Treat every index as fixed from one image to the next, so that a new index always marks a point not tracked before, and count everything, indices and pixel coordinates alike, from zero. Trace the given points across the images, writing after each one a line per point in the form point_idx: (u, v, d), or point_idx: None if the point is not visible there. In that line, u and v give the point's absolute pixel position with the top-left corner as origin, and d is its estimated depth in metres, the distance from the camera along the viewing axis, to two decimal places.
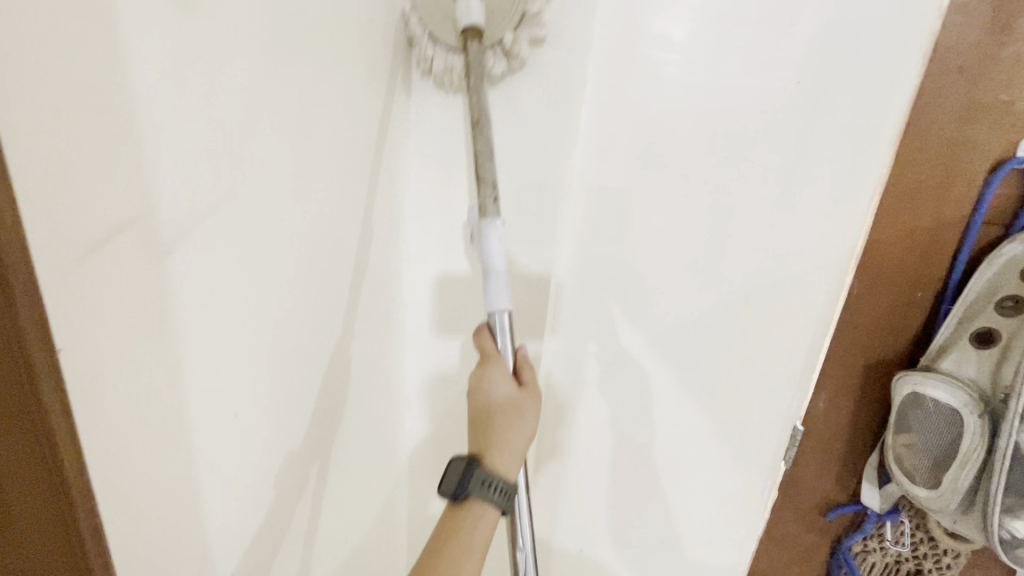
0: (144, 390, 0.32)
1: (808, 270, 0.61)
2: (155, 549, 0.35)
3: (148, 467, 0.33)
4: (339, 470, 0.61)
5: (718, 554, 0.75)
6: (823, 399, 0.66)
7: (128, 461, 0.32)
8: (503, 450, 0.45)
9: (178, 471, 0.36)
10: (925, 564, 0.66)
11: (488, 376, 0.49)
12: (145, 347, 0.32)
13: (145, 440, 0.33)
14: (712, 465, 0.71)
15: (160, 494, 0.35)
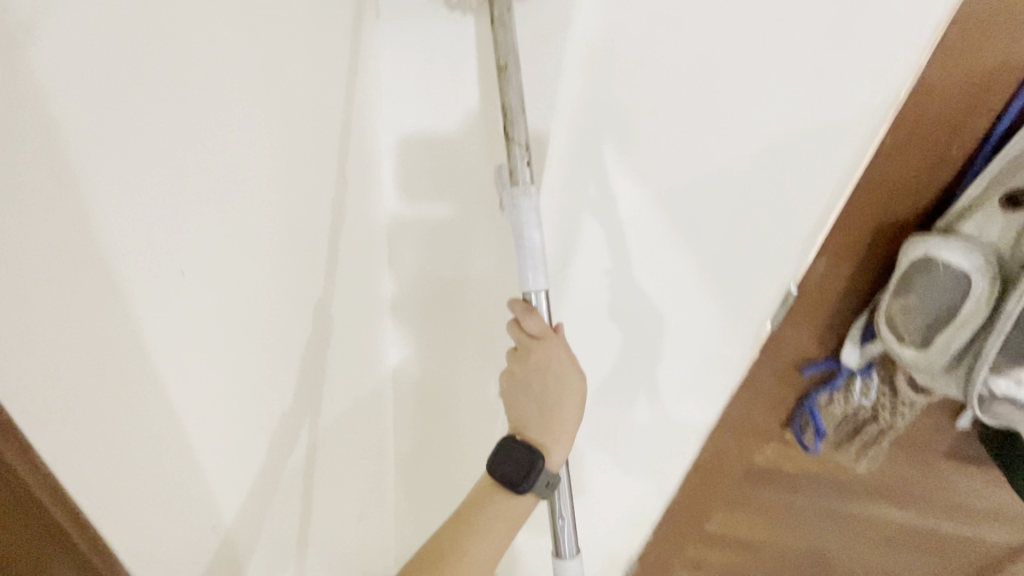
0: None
1: (842, 119, 0.53)
2: (77, 412, 0.31)
3: (51, 319, 0.30)
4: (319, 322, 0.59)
5: (693, 401, 0.80)
6: (824, 261, 0.64)
7: (27, 310, 0.28)
8: (558, 440, 0.53)
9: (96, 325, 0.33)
10: (881, 414, 0.72)
11: (549, 360, 0.53)
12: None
13: (40, 288, 0.28)
14: (699, 324, 0.71)
15: (78, 351, 0.31)
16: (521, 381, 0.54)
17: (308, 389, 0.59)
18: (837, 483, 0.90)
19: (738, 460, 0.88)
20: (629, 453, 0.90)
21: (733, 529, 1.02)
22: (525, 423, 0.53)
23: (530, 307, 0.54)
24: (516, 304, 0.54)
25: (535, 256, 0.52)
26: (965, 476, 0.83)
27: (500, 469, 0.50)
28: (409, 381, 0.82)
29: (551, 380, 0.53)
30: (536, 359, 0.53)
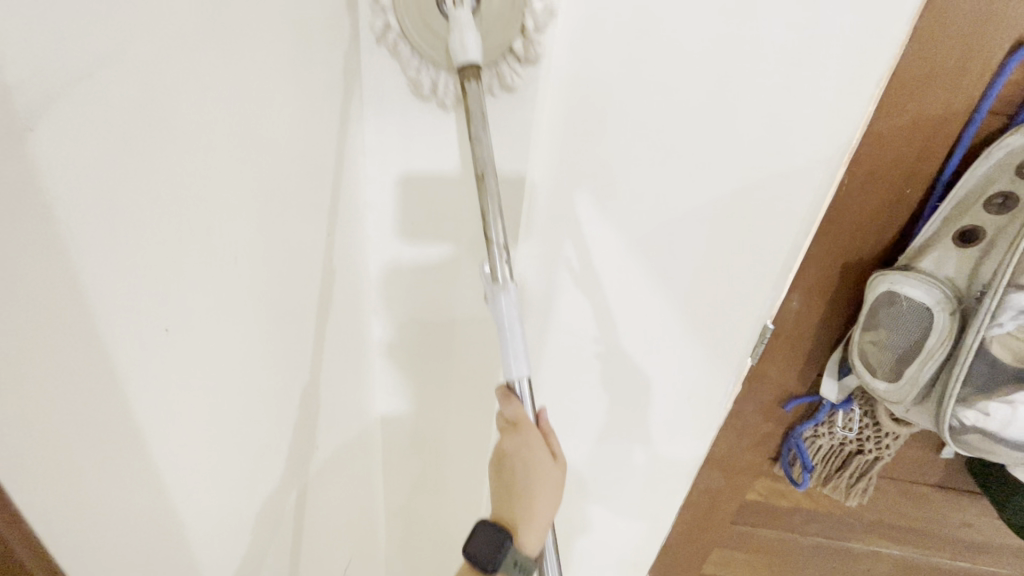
0: (44, 321, 0.27)
1: (800, 165, 0.57)
2: (99, 495, 0.31)
3: (62, 407, 0.28)
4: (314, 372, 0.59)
5: (682, 438, 0.80)
6: (797, 298, 0.66)
7: (33, 407, 0.26)
8: (532, 526, 0.51)
9: (112, 409, 0.31)
10: (866, 445, 0.73)
11: (523, 447, 0.52)
12: (32, 270, 0.26)
13: (48, 378, 0.27)
14: (682, 361, 0.72)
15: (91, 440, 0.30)
16: (499, 457, 0.54)
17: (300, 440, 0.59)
18: (832, 518, 0.89)
19: (732, 497, 0.88)
20: (621, 493, 0.89)
21: (732, 570, 1.00)
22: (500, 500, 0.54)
23: (509, 394, 0.53)
24: (498, 388, 0.54)
25: (517, 347, 0.51)
26: (956, 506, 0.83)
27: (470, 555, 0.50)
28: (399, 427, 0.82)
29: (524, 463, 0.52)
30: (512, 443, 0.53)
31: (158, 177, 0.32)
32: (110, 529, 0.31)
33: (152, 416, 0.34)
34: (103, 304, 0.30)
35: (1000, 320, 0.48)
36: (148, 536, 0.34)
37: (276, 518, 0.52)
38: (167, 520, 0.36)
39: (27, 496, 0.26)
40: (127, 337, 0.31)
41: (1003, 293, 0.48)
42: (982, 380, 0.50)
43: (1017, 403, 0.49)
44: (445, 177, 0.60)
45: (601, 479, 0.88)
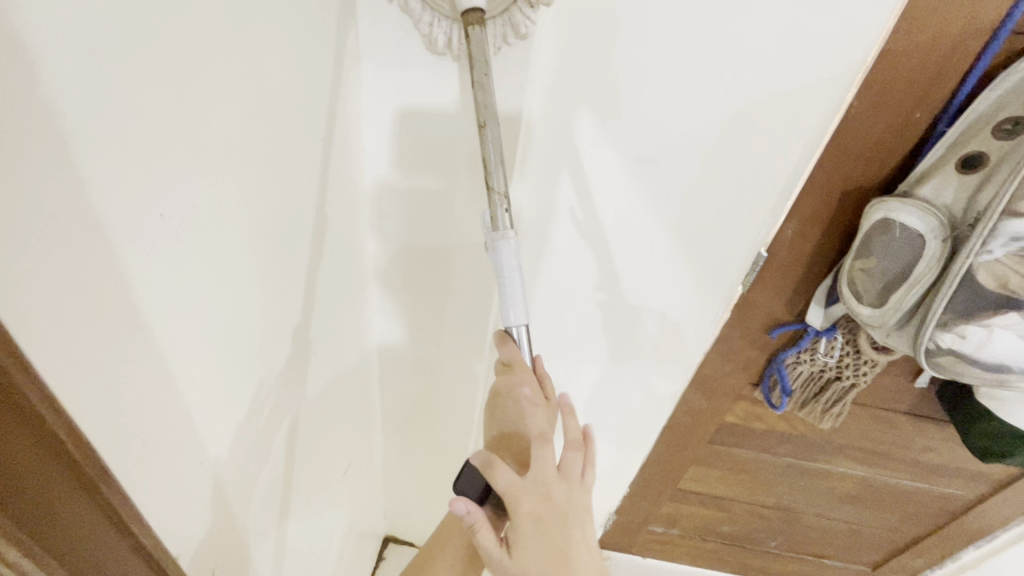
0: (75, 228, 0.25)
1: (810, 85, 0.55)
2: (146, 392, 0.31)
3: (110, 307, 0.28)
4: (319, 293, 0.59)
5: (669, 361, 0.83)
6: (793, 226, 0.66)
7: (83, 305, 0.26)
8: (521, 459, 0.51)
9: (154, 307, 0.31)
10: (845, 371, 0.76)
11: (514, 387, 0.53)
12: (46, 165, 0.24)
13: (95, 274, 0.27)
14: (676, 286, 0.73)
15: (138, 337, 0.30)
16: (492, 400, 0.55)
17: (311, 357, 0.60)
18: (804, 440, 0.94)
19: (711, 419, 0.93)
20: (607, 413, 0.94)
21: (707, 485, 1.07)
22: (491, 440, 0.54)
23: (506, 337, 0.54)
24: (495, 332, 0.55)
25: (514, 295, 0.51)
26: (922, 432, 0.88)
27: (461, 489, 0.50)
28: (394, 348, 0.84)
29: (515, 405, 0.53)
30: (505, 384, 0.53)
31: (172, 69, 0.30)
32: (147, 431, 0.32)
33: (177, 321, 0.33)
34: (133, 210, 0.29)
35: (990, 247, 0.49)
36: (178, 440, 0.35)
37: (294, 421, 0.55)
38: (193, 428, 0.36)
39: (87, 387, 0.27)
40: (166, 235, 0.31)
41: (996, 221, 0.48)
42: (963, 306, 0.51)
43: (994, 327, 0.51)
44: (449, 90, 0.57)
45: (590, 401, 0.92)
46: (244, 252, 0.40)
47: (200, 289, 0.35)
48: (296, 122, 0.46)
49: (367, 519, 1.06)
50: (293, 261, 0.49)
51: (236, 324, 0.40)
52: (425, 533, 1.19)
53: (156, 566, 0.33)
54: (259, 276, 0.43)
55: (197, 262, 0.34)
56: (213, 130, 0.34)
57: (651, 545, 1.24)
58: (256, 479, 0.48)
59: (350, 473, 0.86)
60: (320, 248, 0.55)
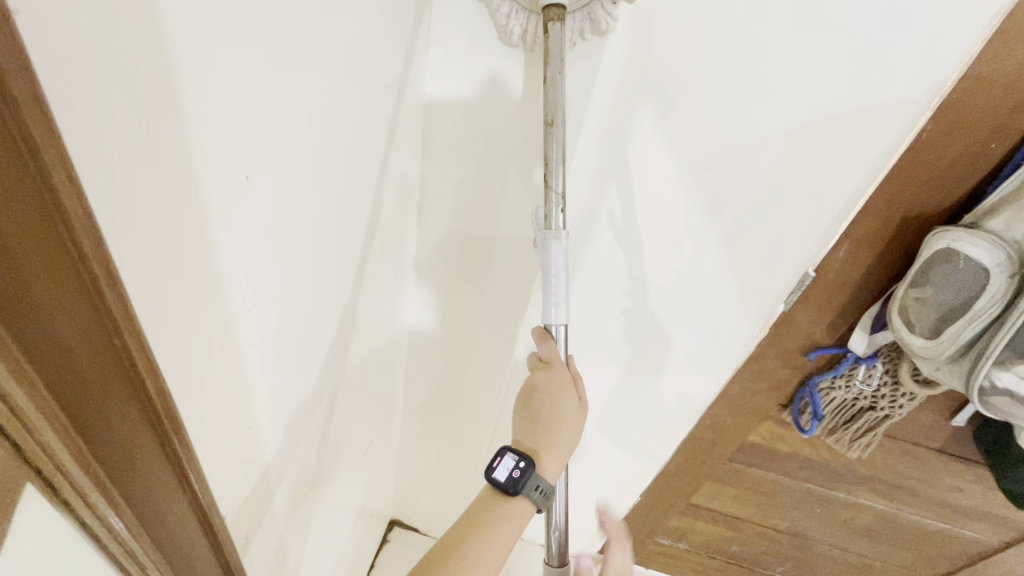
0: (166, 183, 0.26)
1: (882, 107, 0.54)
2: (212, 351, 0.32)
3: (193, 263, 0.29)
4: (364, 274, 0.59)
5: (698, 374, 0.82)
6: (845, 248, 0.64)
7: (168, 258, 0.27)
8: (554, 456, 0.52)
9: (230, 268, 0.32)
10: (880, 402, 0.75)
11: (552, 383, 0.53)
12: (150, 120, 0.24)
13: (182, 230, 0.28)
14: (716, 299, 0.72)
15: (210, 296, 0.31)
16: (526, 396, 0.54)
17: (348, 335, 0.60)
18: (828, 467, 0.92)
19: (734, 437, 0.91)
20: (628, 421, 0.93)
21: (720, 503, 1.06)
22: (523, 433, 0.53)
23: (546, 334, 0.54)
24: (533, 329, 0.55)
25: (559, 293, 0.51)
26: (953, 472, 0.86)
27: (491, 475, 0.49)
28: (426, 335, 0.84)
29: (552, 401, 0.52)
30: (541, 380, 0.53)
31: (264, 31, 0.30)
32: (209, 385, 0.33)
33: (245, 281, 0.34)
34: (220, 170, 0.29)
35: None
36: (234, 397, 0.36)
37: (332, 395, 0.56)
38: (249, 389, 0.37)
39: (165, 334, 0.28)
40: (244, 200, 0.32)
41: None
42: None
43: None
44: (513, 82, 0.57)
45: (613, 407, 0.91)
46: (310, 221, 0.40)
47: (268, 251, 0.36)
48: (369, 100, 0.47)
49: (378, 501, 1.06)
50: (349, 237, 0.49)
51: (294, 292, 0.41)
52: (432, 520, 1.20)
53: (200, 509, 0.34)
54: (321, 249, 0.43)
55: (268, 225, 0.35)
56: (295, 97, 0.35)
57: (656, 557, 1.23)
58: (296, 447, 0.49)
59: (369, 452, 0.87)
60: (375, 227, 0.55)
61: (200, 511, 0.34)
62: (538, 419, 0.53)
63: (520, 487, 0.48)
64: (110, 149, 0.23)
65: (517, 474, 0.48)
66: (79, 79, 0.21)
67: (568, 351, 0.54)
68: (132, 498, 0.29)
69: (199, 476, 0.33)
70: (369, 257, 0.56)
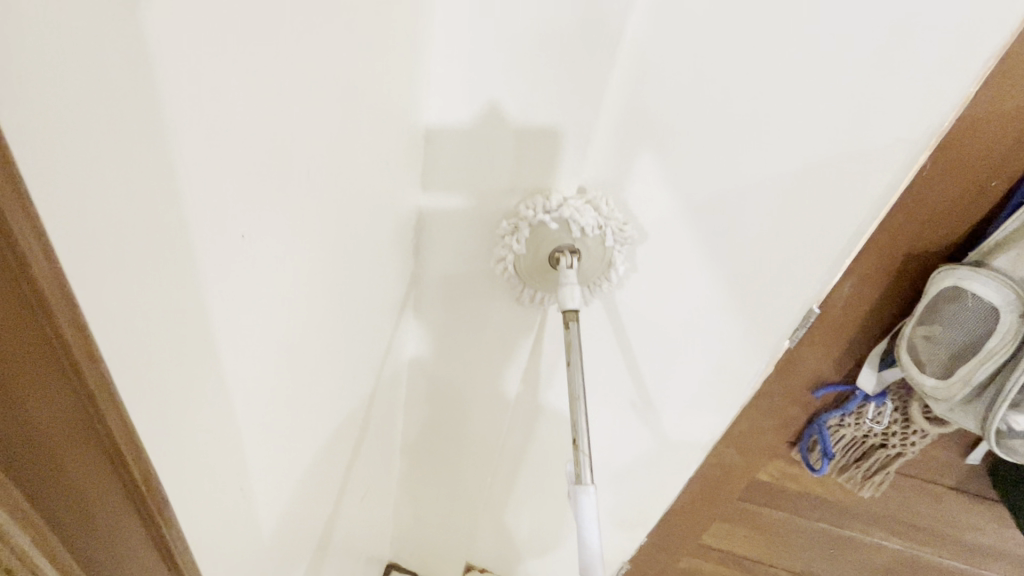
0: (141, 243, 0.26)
1: (881, 148, 0.54)
2: (174, 404, 0.31)
3: (162, 317, 0.28)
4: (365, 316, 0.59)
5: (704, 413, 0.80)
6: (850, 285, 0.64)
7: (137, 317, 0.27)
8: None
9: (196, 324, 0.31)
10: (891, 440, 0.73)
11: None
12: (132, 182, 0.24)
13: (157, 284, 0.27)
14: (720, 338, 0.71)
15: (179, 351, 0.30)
16: None
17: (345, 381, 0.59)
18: (840, 506, 0.90)
19: (742, 475, 0.89)
20: (632, 460, 0.90)
21: (730, 544, 1.03)
22: None
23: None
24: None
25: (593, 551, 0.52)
26: (969, 511, 0.83)
27: None
28: (425, 373, 0.83)
29: None
30: None
31: (259, 83, 0.30)
32: (176, 427, 0.32)
33: (225, 322, 0.33)
34: (204, 224, 0.29)
35: None
36: (206, 438, 0.35)
37: (320, 437, 0.55)
38: (220, 429, 0.36)
39: (130, 391, 0.28)
40: (219, 254, 0.31)
41: None
42: None
43: None
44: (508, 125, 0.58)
45: (618, 449, 0.88)
46: (295, 262, 0.40)
47: (251, 294, 0.35)
48: (362, 144, 0.47)
49: (375, 544, 1.03)
50: (342, 280, 0.49)
51: (275, 332, 0.40)
52: (432, 563, 1.16)
53: (170, 564, 0.34)
54: (301, 290, 0.42)
55: (251, 267, 0.34)
56: (287, 144, 0.35)
57: None
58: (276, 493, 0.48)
59: (366, 495, 0.85)
60: (364, 267, 0.55)
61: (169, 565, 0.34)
62: None
63: None
64: (89, 197, 0.23)
65: None
66: (61, 129, 0.21)
67: None
68: (82, 549, 0.29)
69: (171, 530, 0.32)
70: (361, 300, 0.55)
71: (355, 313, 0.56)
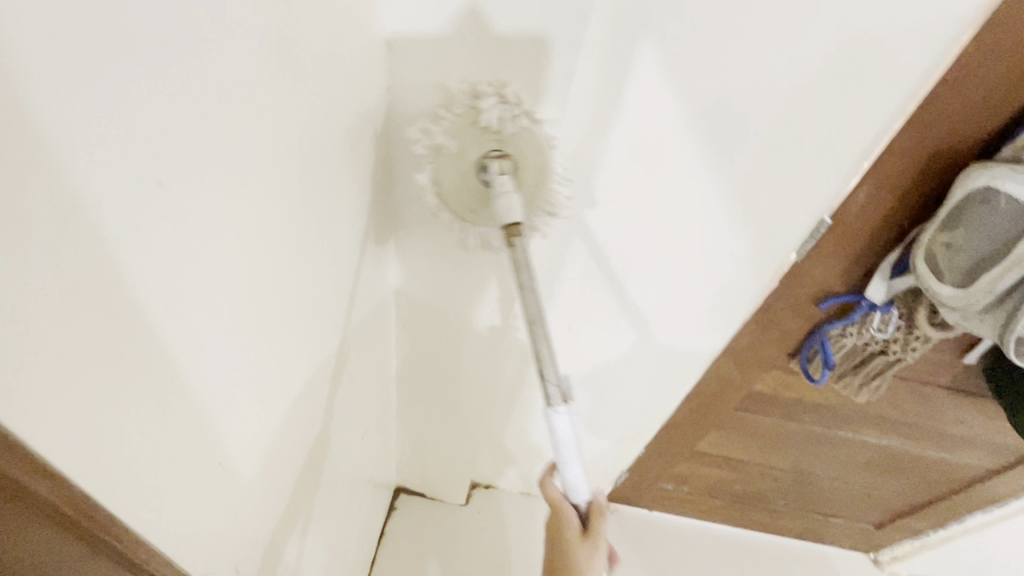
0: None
1: (916, 28, 0.47)
2: (96, 371, 0.27)
3: (49, 274, 0.24)
4: (337, 254, 0.54)
5: (702, 329, 0.79)
6: (866, 191, 0.59)
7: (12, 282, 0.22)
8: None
9: (102, 277, 0.27)
10: (892, 346, 0.72)
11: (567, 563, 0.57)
12: None
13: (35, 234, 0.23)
14: (722, 254, 0.68)
15: (85, 311, 0.26)
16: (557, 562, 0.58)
17: (325, 328, 0.54)
18: (833, 410, 0.92)
19: (739, 387, 0.89)
20: (628, 379, 0.90)
21: (723, 449, 1.06)
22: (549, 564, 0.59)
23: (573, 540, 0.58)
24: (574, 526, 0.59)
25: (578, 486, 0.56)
26: (958, 407, 0.85)
27: None
28: (414, 307, 0.79)
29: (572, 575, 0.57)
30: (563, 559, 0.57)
31: None
32: (105, 403, 0.28)
33: (135, 276, 0.28)
34: (79, 151, 0.24)
35: None
36: (151, 407, 0.32)
37: (303, 388, 0.52)
38: (167, 397, 0.33)
39: (30, 374, 0.24)
40: (114, 191, 0.26)
41: None
42: None
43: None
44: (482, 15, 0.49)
45: (614, 368, 0.88)
46: (226, 201, 0.34)
47: (160, 242, 0.29)
48: (297, 55, 0.39)
49: (381, 471, 1.05)
50: (294, 220, 0.43)
51: (216, 283, 0.35)
52: (437, 484, 1.20)
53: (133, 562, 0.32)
54: (244, 233, 0.37)
55: (147, 210, 0.28)
56: (174, 50, 0.27)
57: (659, 500, 1.26)
58: (267, 452, 0.46)
59: (367, 432, 0.85)
60: (327, 205, 0.48)
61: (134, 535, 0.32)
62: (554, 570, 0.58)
63: None
64: None
65: None
66: None
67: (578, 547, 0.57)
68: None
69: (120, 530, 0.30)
70: (325, 239, 0.50)
71: (323, 255, 0.50)
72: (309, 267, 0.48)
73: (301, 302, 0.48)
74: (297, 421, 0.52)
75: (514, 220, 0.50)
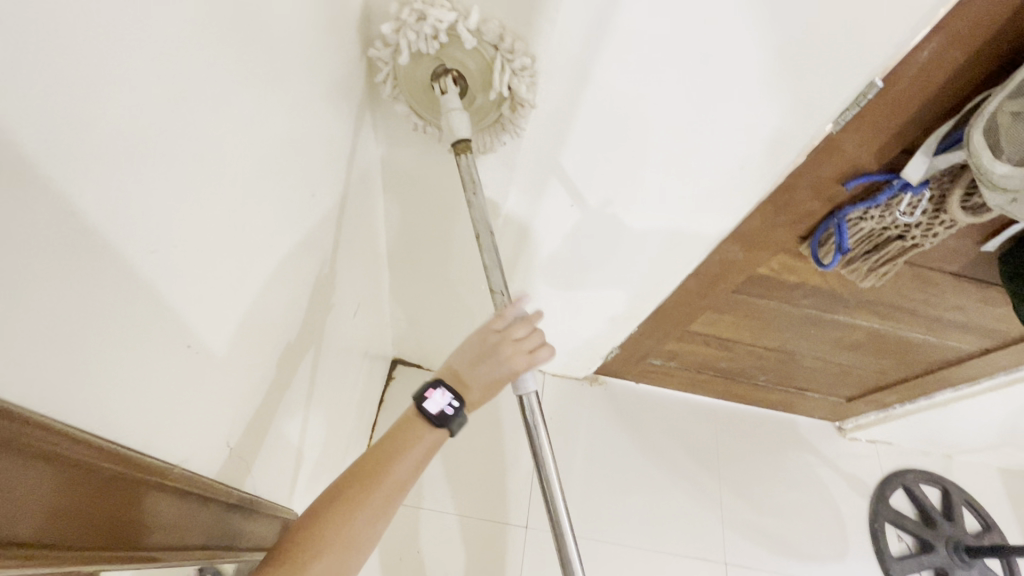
0: None
1: None
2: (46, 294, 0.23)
3: None
4: (310, 116, 0.46)
5: (712, 208, 0.74)
6: (928, 51, 0.50)
7: None
8: (497, 365, 0.51)
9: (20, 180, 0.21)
10: (913, 233, 0.68)
11: (504, 343, 0.52)
12: None
13: None
14: (747, 124, 0.60)
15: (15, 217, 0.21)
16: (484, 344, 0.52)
17: (304, 202, 0.49)
18: (833, 293, 0.90)
19: (740, 272, 0.87)
20: (628, 259, 0.87)
21: (716, 329, 1.07)
22: (467, 357, 0.52)
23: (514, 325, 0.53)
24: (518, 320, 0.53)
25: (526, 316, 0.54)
26: (959, 292, 0.84)
27: (438, 404, 0.47)
28: (400, 172, 0.72)
29: (504, 353, 0.51)
30: (494, 337, 0.52)
31: None
32: (77, 298, 0.25)
33: (61, 171, 0.22)
34: None
35: None
36: (138, 304, 0.28)
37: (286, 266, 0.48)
38: (142, 281, 0.28)
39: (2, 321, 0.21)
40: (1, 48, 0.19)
41: None
42: None
43: None
44: None
45: (616, 247, 0.84)
46: (162, 36, 0.27)
47: (85, 90, 0.23)
48: None
49: (377, 344, 1.07)
50: (251, 78, 0.35)
51: (173, 141, 0.28)
52: (431, 357, 1.23)
53: (130, 479, 0.29)
54: (196, 78, 0.30)
55: (49, 31, 0.21)
56: None
57: (646, 373, 1.31)
58: (255, 336, 0.43)
59: (358, 307, 0.83)
60: (289, 53, 0.40)
61: (132, 429, 0.30)
62: (485, 352, 0.52)
63: (448, 421, 0.46)
64: None
65: (448, 411, 0.47)
66: None
67: (519, 324, 0.53)
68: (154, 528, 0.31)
69: (105, 449, 0.26)
70: (291, 95, 0.42)
71: (294, 119, 0.43)
72: (279, 136, 0.41)
73: (276, 173, 0.42)
74: (285, 303, 0.48)
75: (460, 137, 0.55)
